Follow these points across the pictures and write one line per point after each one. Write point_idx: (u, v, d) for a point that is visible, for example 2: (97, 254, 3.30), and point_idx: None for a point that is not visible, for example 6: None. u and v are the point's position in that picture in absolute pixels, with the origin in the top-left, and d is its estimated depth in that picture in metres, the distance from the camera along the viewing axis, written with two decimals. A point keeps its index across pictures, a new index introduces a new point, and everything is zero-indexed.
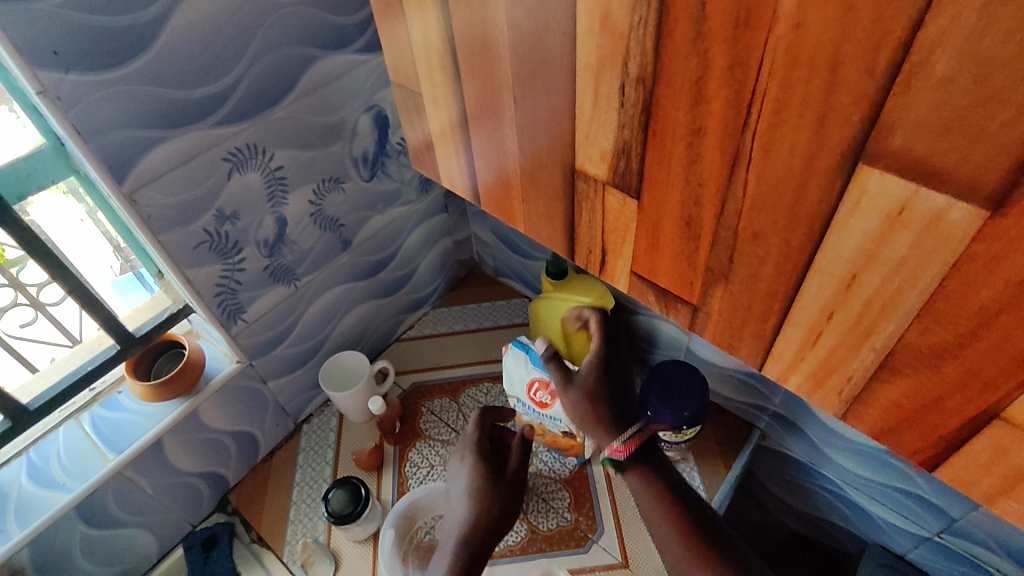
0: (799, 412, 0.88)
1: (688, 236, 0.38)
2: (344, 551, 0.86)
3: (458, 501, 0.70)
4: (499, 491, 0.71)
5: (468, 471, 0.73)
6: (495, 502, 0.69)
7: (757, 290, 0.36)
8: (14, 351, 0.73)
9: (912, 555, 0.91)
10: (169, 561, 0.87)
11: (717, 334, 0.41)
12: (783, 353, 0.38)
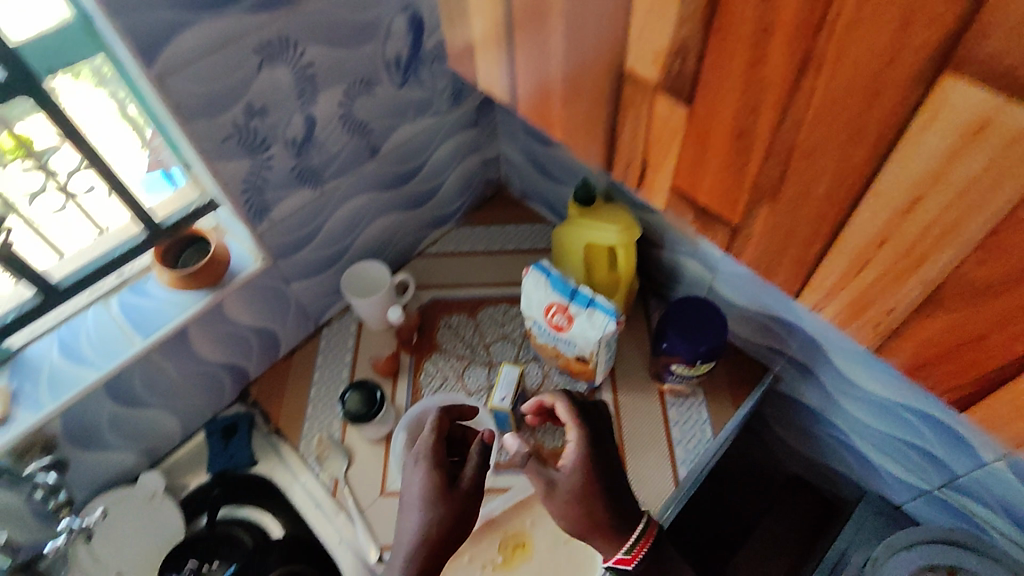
0: (816, 358, 0.87)
1: (737, 148, 0.36)
2: (357, 449, 0.90)
3: (409, 511, 0.66)
4: (455, 504, 0.65)
5: (422, 479, 0.67)
6: (451, 518, 0.65)
7: (803, 212, 0.35)
8: (43, 236, 0.74)
9: (908, 507, 0.92)
10: (192, 444, 0.92)
11: (753, 260, 0.40)
12: (823, 282, 0.37)
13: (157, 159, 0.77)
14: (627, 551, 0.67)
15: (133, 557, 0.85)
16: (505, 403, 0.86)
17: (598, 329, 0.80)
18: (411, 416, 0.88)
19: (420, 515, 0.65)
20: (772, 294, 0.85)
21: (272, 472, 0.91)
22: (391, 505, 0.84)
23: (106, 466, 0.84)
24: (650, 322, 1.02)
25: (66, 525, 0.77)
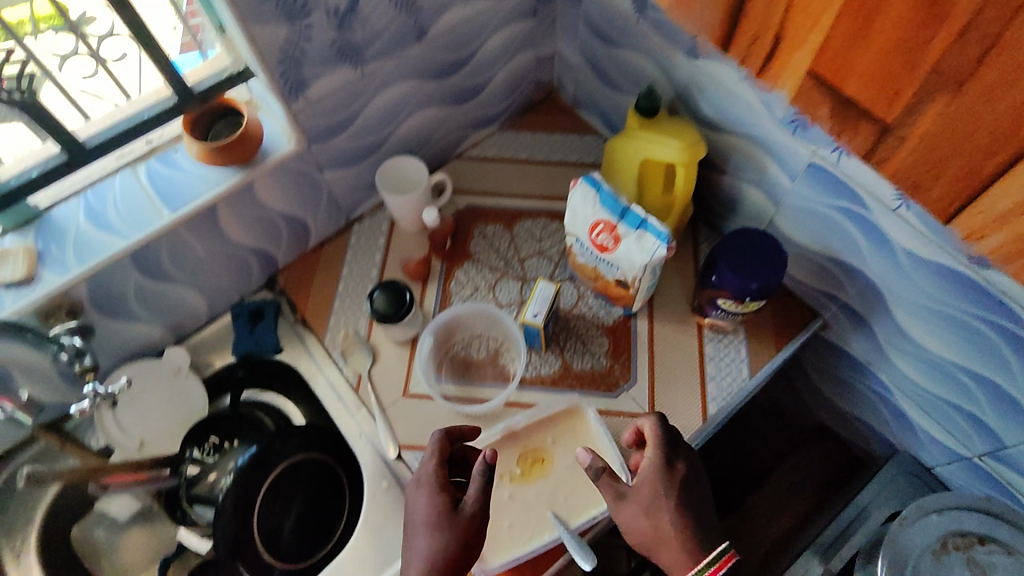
0: (873, 308, 0.81)
1: (920, 27, 0.33)
2: (382, 349, 0.88)
3: (414, 538, 0.62)
4: (457, 535, 0.61)
5: (423, 506, 0.63)
6: (455, 550, 0.60)
7: (991, 118, 0.33)
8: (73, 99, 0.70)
9: (940, 470, 0.89)
10: (219, 324, 0.92)
11: (904, 169, 0.39)
12: (996, 203, 0.36)
13: (193, 39, 0.73)
14: None
15: (158, 428, 0.86)
16: (538, 320, 0.81)
17: (645, 254, 0.74)
18: (441, 320, 0.88)
19: (423, 542, 0.61)
20: (838, 232, 0.78)
21: (296, 361, 0.90)
22: (414, 406, 0.84)
23: (132, 336, 0.84)
24: (698, 253, 0.95)
25: (93, 389, 0.74)
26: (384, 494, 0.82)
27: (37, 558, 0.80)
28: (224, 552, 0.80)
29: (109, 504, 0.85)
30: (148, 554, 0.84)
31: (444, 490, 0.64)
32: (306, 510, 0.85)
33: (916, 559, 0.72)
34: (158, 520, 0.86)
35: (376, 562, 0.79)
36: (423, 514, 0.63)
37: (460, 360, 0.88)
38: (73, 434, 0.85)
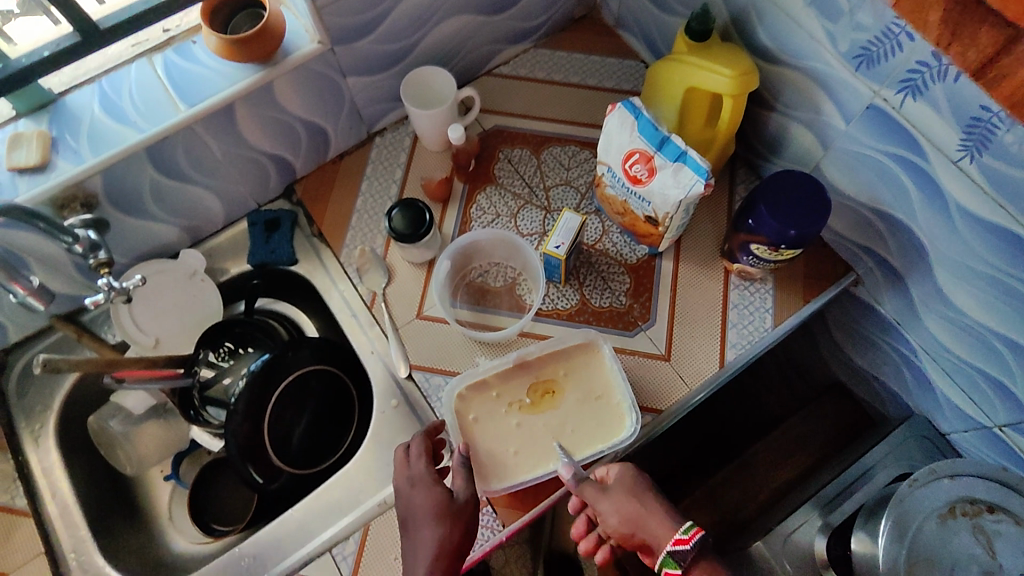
0: (913, 268, 0.77)
1: None
2: (399, 269, 0.86)
3: (417, 532, 0.61)
4: (460, 524, 0.61)
5: (422, 501, 0.63)
6: (460, 537, 0.60)
7: None
8: None
9: (954, 436, 0.88)
10: (235, 231, 0.90)
11: None
12: None
13: None
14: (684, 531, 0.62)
15: (173, 327, 0.87)
16: (560, 251, 0.78)
17: (682, 189, 0.70)
18: (460, 245, 0.84)
19: (431, 534, 0.60)
20: (889, 181, 0.73)
21: (310, 275, 0.89)
22: (427, 328, 0.83)
23: (148, 235, 0.83)
24: (732, 195, 0.91)
25: (107, 283, 0.70)
26: (392, 412, 0.82)
27: (55, 443, 0.83)
28: (238, 454, 0.80)
29: (124, 398, 0.84)
30: (164, 448, 0.88)
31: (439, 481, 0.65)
32: (317, 420, 0.86)
33: (923, 518, 0.71)
34: (171, 416, 0.89)
35: (379, 477, 0.79)
36: (428, 504, 0.62)
37: (476, 287, 0.86)
38: (88, 327, 0.86)
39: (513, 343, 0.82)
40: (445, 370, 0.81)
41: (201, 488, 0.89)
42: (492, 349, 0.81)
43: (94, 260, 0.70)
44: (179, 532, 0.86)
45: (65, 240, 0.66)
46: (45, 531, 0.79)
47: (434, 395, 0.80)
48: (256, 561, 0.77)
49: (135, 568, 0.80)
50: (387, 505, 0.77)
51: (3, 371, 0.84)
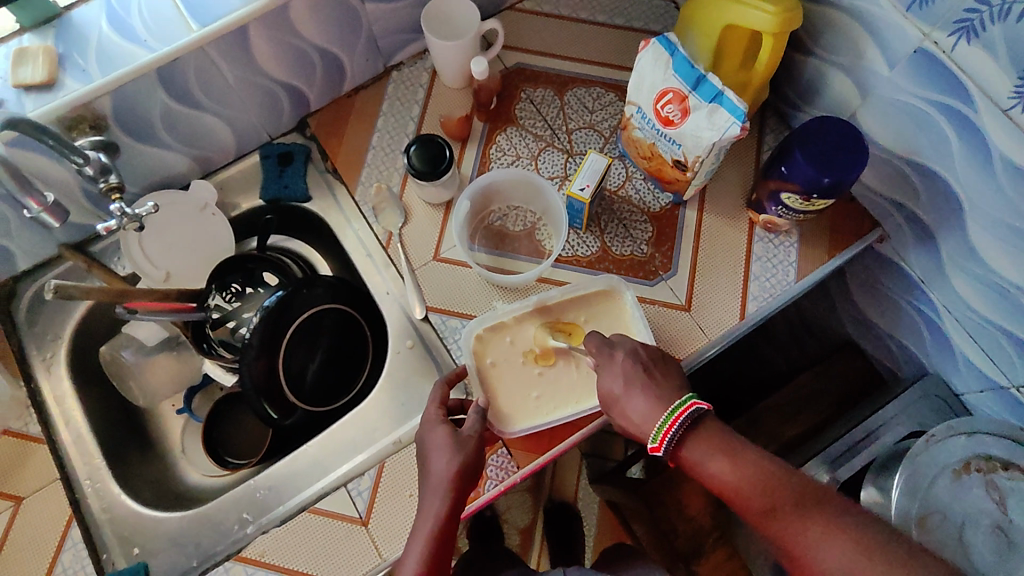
0: (944, 224, 0.74)
1: None
2: (415, 209, 0.84)
3: (430, 466, 0.62)
4: (465, 454, 0.62)
5: (433, 436, 0.64)
6: (461, 466, 0.61)
7: None
8: None
9: (968, 397, 0.86)
10: (246, 164, 0.88)
11: None
12: None
13: None
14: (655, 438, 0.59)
15: (184, 261, 0.85)
16: (585, 194, 0.75)
17: (716, 131, 0.67)
18: (480, 185, 0.82)
19: (439, 464, 0.62)
20: (927, 128, 0.69)
21: (324, 213, 0.86)
22: (444, 270, 0.81)
23: (157, 164, 0.80)
24: (761, 145, 0.87)
25: (119, 206, 0.67)
26: (407, 353, 0.81)
27: (67, 372, 0.82)
28: (253, 390, 0.80)
29: (136, 329, 0.84)
30: (177, 381, 0.89)
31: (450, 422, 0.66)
32: (330, 358, 0.85)
33: (935, 475, 0.72)
34: (184, 349, 0.89)
35: (394, 416, 0.80)
36: (440, 442, 0.63)
37: (494, 230, 0.84)
38: (97, 258, 0.84)
39: (531, 288, 0.81)
40: (462, 313, 0.80)
41: (218, 419, 0.91)
42: (510, 293, 0.80)
43: (105, 184, 0.68)
44: (194, 465, 0.88)
45: (78, 159, 0.63)
46: (60, 458, 0.79)
47: (451, 338, 0.79)
48: (271, 493, 0.78)
49: (149, 496, 0.82)
50: (402, 444, 0.78)
51: (12, 298, 0.82)
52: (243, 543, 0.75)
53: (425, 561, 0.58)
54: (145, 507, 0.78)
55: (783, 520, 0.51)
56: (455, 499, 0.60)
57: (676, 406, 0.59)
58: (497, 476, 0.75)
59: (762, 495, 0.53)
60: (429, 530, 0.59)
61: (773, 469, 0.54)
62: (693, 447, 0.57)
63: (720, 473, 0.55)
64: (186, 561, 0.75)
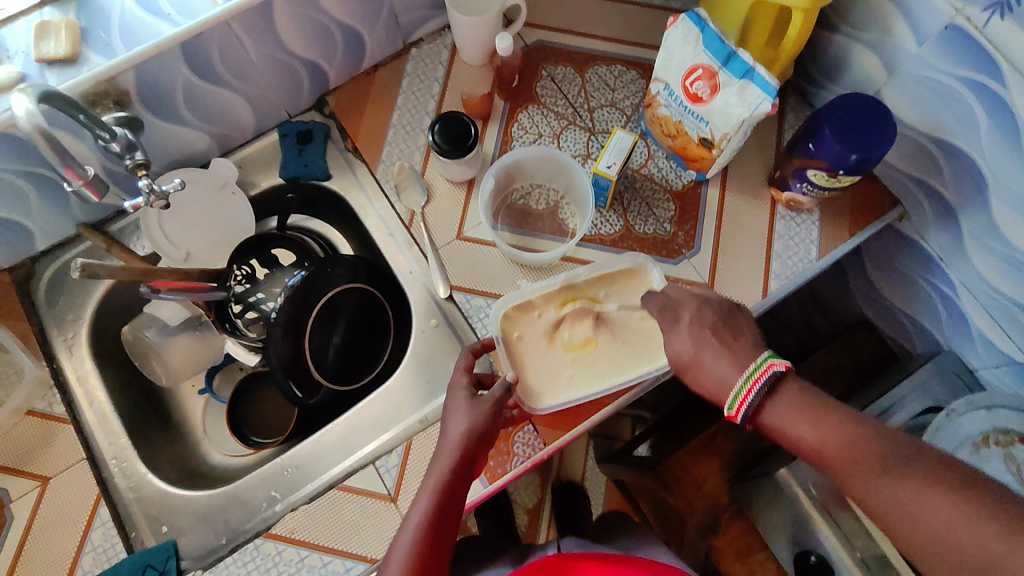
0: (966, 202, 0.75)
1: None
2: (437, 187, 0.83)
3: (446, 428, 0.64)
4: (477, 418, 0.64)
5: (455, 399, 0.66)
6: (471, 428, 0.63)
7: None
8: None
9: (982, 372, 0.87)
10: (265, 141, 0.87)
11: None
12: None
13: None
14: (733, 405, 0.58)
15: (204, 241, 0.85)
16: (611, 171, 0.76)
17: (747, 108, 0.67)
18: (504, 163, 0.82)
19: (458, 423, 0.63)
20: (954, 105, 0.69)
21: (345, 192, 0.86)
22: (467, 250, 0.81)
23: (177, 142, 0.80)
24: (781, 125, 0.87)
25: (147, 183, 0.66)
26: (432, 331, 0.82)
27: (88, 352, 0.83)
28: (280, 369, 0.82)
29: (158, 309, 0.84)
30: (197, 362, 0.89)
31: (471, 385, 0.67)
32: (351, 338, 0.86)
33: (954, 446, 0.74)
34: (206, 330, 0.89)
35: (418, 395, 0.81)
36: (458, 404, 0.65)
37: (518, 209, 0.84)
38: (117, 238, 0.84)
39: (556, 267, 0.81)
40: (487, 292, 0.80)
41: (241, 396, 0.92)
42: (534, 272, 0.80)
43: (130, 161, 0.67)
44: (215, 445, 0.90)
45: (104, 135, 0.63)
46: (85, 437, 0.80)
47: (477, 317, 0.79)
48: (299, 471, 0.80)
49: (173, 475, 0.83)
50: (428, 422, 0.79)
51: (32, 279, 0.83)
52: (272, 521, 0.77)
53: (430, 512, 0.59)
54: (171, 486, 0.80)
55: (880, 475, 0.50)
56: (463, 458, 0.62)
57: (756, 367, 0.58)
58: (523, 452, 0.75)
59: (859, 453, 0.51)
60: (437, 483, 0.61)
61: (865, 427, 0.53)
62: (774, 407, 0.57)
63: (809, 433, 0.54)
64: (215, 538, 0.77)
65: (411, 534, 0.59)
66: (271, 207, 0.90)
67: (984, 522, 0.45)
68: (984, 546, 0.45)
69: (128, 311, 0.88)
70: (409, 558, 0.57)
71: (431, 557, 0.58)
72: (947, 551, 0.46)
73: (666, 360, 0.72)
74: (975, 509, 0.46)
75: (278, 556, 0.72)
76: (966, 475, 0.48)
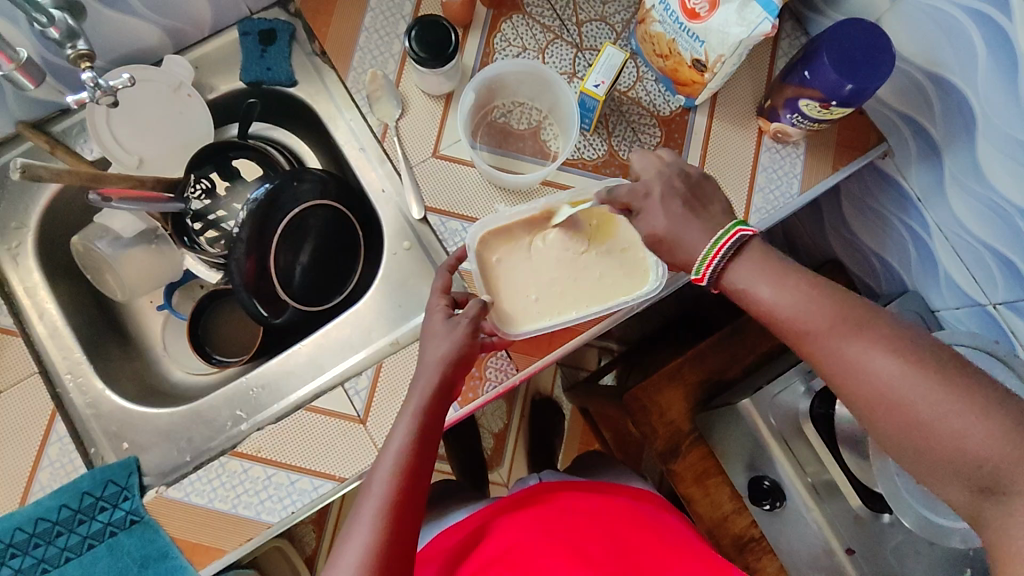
0: (953, 141, 0.74)
1: None
2: (412, 100, 0.78)
3: (425, 349, 0.63)
4: (454, 340, 0.63)
5: (433, 322, 0.65)
6: (449, 351, 0.62)
7: None
8: None
9: (943, 313, 0.89)
10: (225, 40, 0.81)
11: None
12: None
13: None
14: (698, 268, 0.57)
15: (158, 147, 0.82)
16: (599, 91, 0.74)
17: (745, 28, 0.64)
18: (486, 77, 0.77)
19: (438, 345, 0.63)
20: (954, 37, 0.67)
21: (313, 101, 0.81)
22: (442, 169, 0.77)
23: (124, 33, 0.73)
24: (776, 50, 0.82)
25: (92, 77, 0.62)
26: (404, 255, 0.80)
27: (35, 263, 0.79)
28: (243, 288, 0.78)
29: (110, 220, 0.80)
30: (156, 277, 0.86)
31: (449, 307, 0.66)
32: (319, 256, 0.83)
33: None
34: (164, 244, 0.85)
35: (390, 317, 0.79)
36: (435, 327, 0.64)
37: (497, 127, 0.81)
38: (60, 140, 0.78)
39: (535, 192, 0.78)
40: (463, 216, 0.76)
41: (202, 315, 0.89)
42: (513, 196, 0.77)
43: (72, 51, 0.63)
44: (177, 364, 0.88)
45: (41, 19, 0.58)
46: (36, 349, 0.77)
47: (452, 240, 0.76)
48: (265, 392, 0.79)
49: (132, 392, 0.81)
50: (400, 345, 0.78)
51: None
52: (238, 439, 0.77)
53: (413, 434, 0.59)
54: (132, 403, 0.78)
55: (833, 340, 0.51)
56: (443, 381, 0.61)
57: (721, 235, 0.56)
58: (496, 377, 0.75)
59: (826, 321, 0.51)
60: (418, 407, 0.60)
61: (828, 290, 0.53)
62: (739, 269, 0.56)
63: (768, 289, 0.54)
64: (179, 455, 0.76)
65: (395, 455, 0.57)
66: (232, 114, 0.85)
67: (931, 381, 0.47)
68: (918, 399, 0.47)
69: (77, 221, 0.83)
70: (393, 476, 0.56)
71: (417, 475, 0.58)
72: (899, 421, 0.48)
73: (649, 291, 0.72)
74: (920, 365, 0.48)
75: (244, 473, 0.71)
76: (918, 345, 0.49)
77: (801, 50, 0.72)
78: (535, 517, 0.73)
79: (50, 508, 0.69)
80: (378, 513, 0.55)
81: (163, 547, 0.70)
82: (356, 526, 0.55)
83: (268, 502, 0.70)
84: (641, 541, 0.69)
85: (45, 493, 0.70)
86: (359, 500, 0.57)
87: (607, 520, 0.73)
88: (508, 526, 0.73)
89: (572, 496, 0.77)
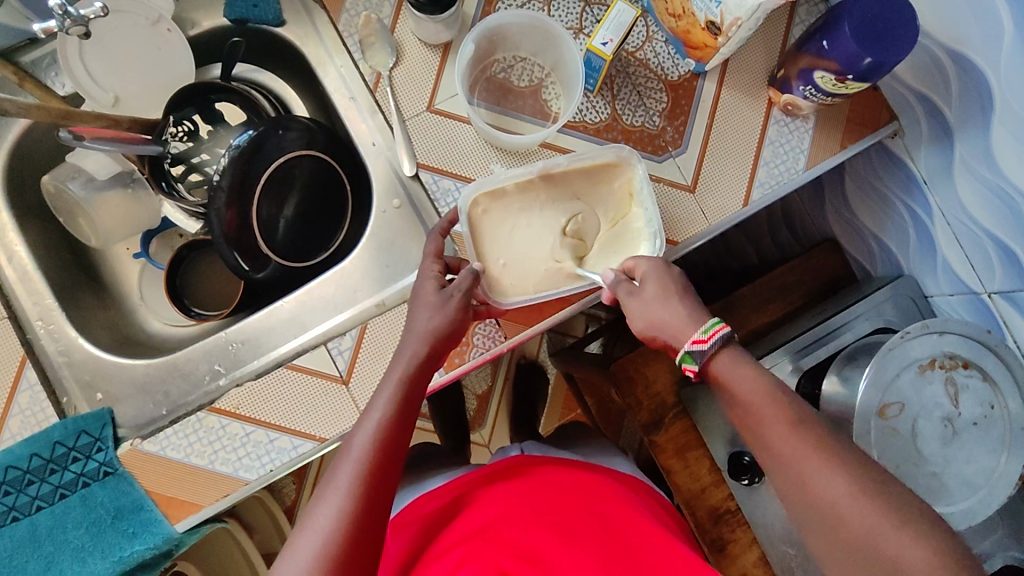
0: (966, 125, 0.71)
1: None
2: (407, 48, 0.73)
3: (417, 312, 0.61)
4: (443, 311, 0.60)
5: (422, 287, 0.63)
6: (442, 324, 0.60)
7: None
8: None
9: (936, 299, 0.88)
10: None
11: None
12: None
13: None
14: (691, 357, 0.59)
15: (136, 83, 0.77)
16: (607, 50, 0.72)
17: None
18: (488, 27, 0.72)
19: (424, 314, 0.61)
20: (980, 12, 0.63)
21: (301, 43, 0.76)
22: (437, 123, 0.73)
23: None
24: (793, 14, 0.78)
25: (59, 4, 0.59)
26: (394, 213, 0.76)
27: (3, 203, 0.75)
28: (223, 238, 0.75)
29: (83, 160, 0.76)
30: (132, 223, 0.83)
31: (441, 275, 0.63)
32: (305, 210, 0.80)
33: (903, 368, 0.73)
34: (140, 188, 0.81)
35: (375, 277, 0.77)
36: (426, 297, 0.62)
37: (497, 83, 0.77)
38: (29, 71, 0.73)
39: (533, 153, 0.74)
40: (456, 174, 0.73)
41: (180, 265, 0.86)
42: (508, 156, 0.74)
43: None
44: (154, 313, 0.86)
45: None
46: (6, 294, 0.74)
47: (443, 200, 0.73)
48: (245, 347, 0.77)
49: (107, 341, 0.79)
50: (385, 306, 0.75)
51: None
52: (216, 394, 0.75)
53: (395, 403, 0.57)
54: (104, 352, 0.76)
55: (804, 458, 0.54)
56: (432, 352, 0.60)
57: (709, 327, 0.59)
58: (483, 344, 0.73)
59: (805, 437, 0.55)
60: (402, 377, 0.59)
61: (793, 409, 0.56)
62: (722, 368, 0.59)
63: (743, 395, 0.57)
64: (154, 408, 0.74)
65: (375, 423, 0.56)
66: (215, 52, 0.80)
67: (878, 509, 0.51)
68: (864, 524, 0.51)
69: (48, 160, 0.79)
70: (371, 444, 0.55)
71: (395, 446, 0.56)
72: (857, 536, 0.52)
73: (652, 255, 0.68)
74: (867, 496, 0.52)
75: (221, 430, 0.69)
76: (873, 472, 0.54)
77: (819, 18, 0.69)
78: (513, 491, 0.73)
79: (21, 457, 0.67)
80: (352, 479, 0.54)
81: (137, 500, 0.69)
82: (330, 488, 0.54)
83: (245, 459, 0.69)
84: (620, 520, 0.69)
85: (15, 441, 0.69)
86: (335, 463, 0.56)
87: (585, 498, 0.73)
88: (485, 497, 0.73)
89: (550, 469, 0.77)
